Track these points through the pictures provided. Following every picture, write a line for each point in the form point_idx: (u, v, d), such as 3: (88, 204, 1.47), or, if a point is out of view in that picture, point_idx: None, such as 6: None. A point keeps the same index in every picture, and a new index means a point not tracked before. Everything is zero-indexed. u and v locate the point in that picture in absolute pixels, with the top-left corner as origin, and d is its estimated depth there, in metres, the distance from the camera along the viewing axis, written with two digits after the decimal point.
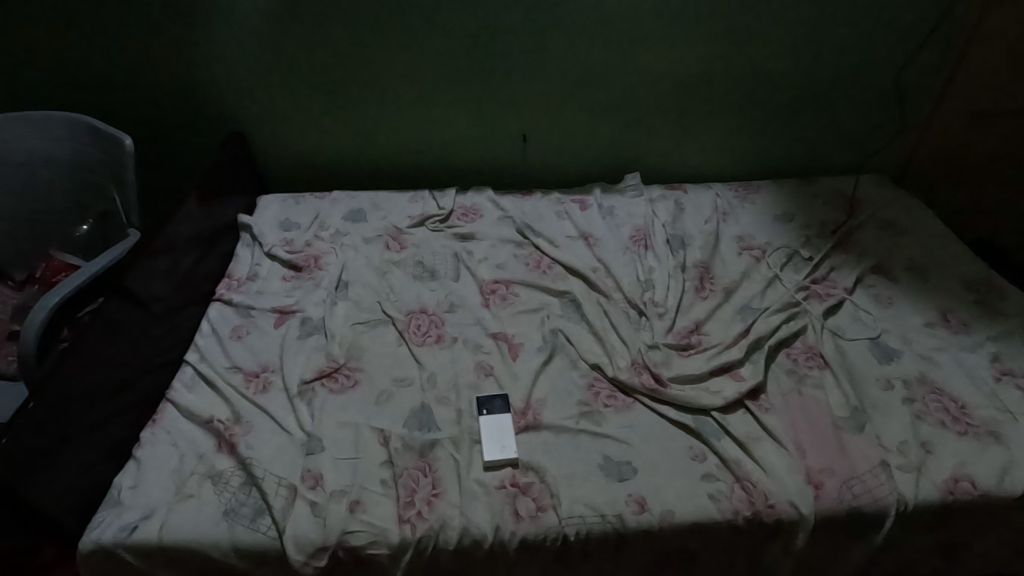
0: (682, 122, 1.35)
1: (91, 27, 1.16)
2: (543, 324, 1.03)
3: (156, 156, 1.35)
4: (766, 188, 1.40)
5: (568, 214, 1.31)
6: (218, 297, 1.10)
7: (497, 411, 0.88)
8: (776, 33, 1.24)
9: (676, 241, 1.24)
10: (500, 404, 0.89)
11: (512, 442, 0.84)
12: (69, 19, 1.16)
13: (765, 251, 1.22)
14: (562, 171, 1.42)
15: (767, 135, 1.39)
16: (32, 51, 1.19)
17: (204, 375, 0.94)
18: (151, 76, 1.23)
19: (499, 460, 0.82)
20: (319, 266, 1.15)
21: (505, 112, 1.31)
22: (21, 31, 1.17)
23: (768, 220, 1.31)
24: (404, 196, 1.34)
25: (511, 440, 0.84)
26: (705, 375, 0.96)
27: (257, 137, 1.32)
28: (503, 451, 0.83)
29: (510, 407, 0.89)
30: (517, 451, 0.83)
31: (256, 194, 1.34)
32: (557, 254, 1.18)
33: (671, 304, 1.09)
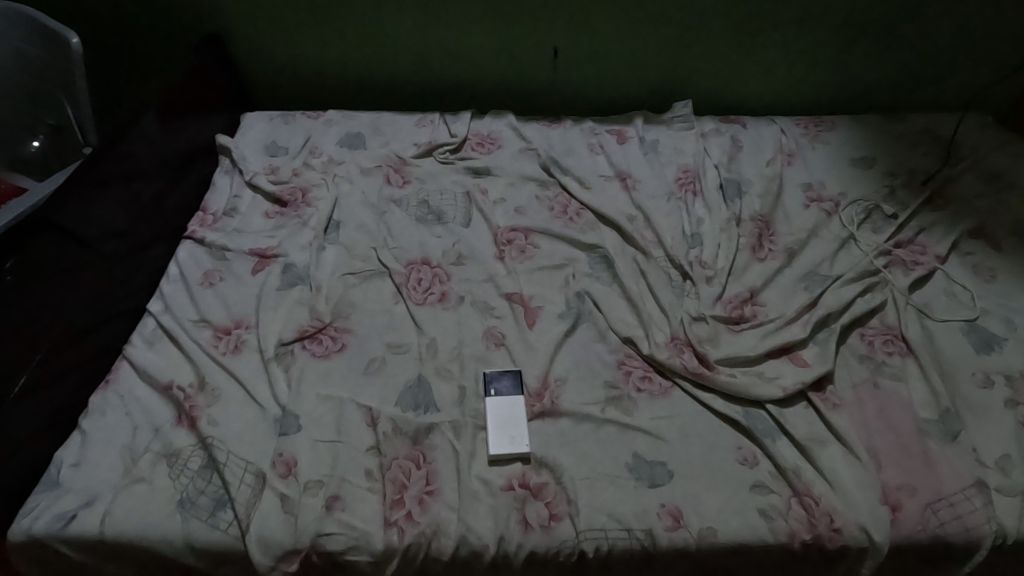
0: (748, 38, 1.11)
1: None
2: (566, 285, 0.87)
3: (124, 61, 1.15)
4: (843, 125, 1.16)
5: (602, 148, 1.11)
6: (189, 233, 0.94)
7: (506, 393, 0.73)
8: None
9: (730, 187, 1.04)
10: (510, 384, 0.74)
11: (522, 432, 0.70)
12: None
13: (838, 204, 1.01)
14: (598, 96, 1.20)
15: (852, 58, 1.14)
16: None
17: (167, 329, 0.80)
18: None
19: (506, 457, 0.68)
20: (307, 201, 0.98)
21: (533, 20, 1.08)
22: None
23: (844, 165, 1.09)
24: (410, 120, 1.14)
25: (522, 431, 0.70)
26: (760, 357, 0.80)
27: (238, 41, 1.12)
28: (511, 445, 0.69)
29: (522, 387, 0.74)
30: (529, 444, 0.69)
31: (239, 112, 1.15)
32: (587, 197, 0.99)
33: (721, 266, 0.91)
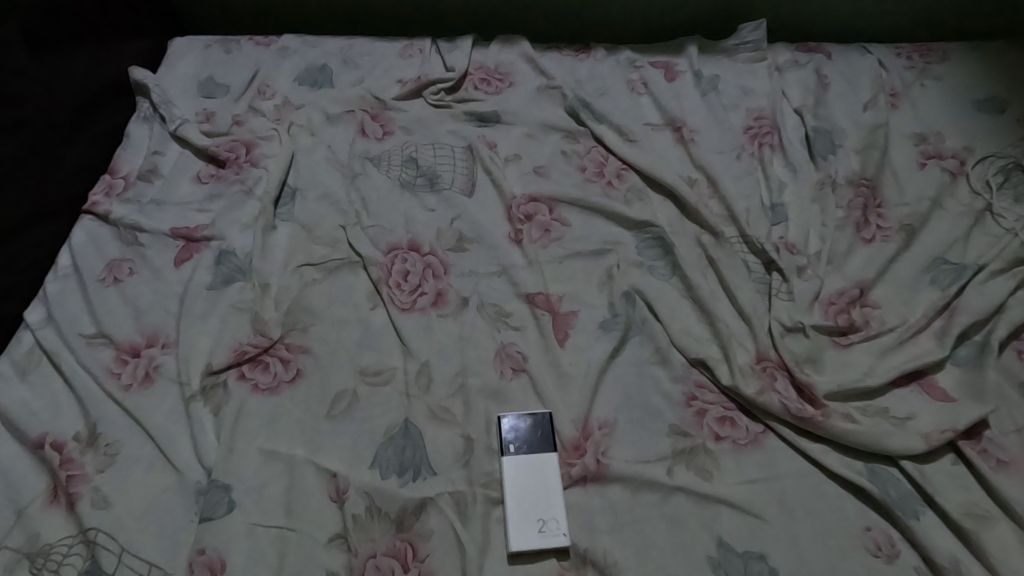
0: None
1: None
2: (609, 280, 0.63)
3: None
4: (958, 54, 0.89)
5: (646, 86, 0.84)
6: (89, 206, 0.69)
7: (533, 450, 0.52)
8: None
9: (820, 139, 0.78)
10: (538, 436, 0.52)
11: (557, 514, 0.49)
12: None
13: (964, 163, 0.76)
14: (640, 16, 0.92)
15: None
16: None
17: (50, 351, 0.57)
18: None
19: (535, 552, 0.48)
20: (253, 160, 0.72)
21: None
22: None
23: (965, 109, 0.82)
24: (392, 48, 0.86)
25: (558, 513, 0.49)
26: (883, 387, 0.57)
27: None
28: (541, 536, 0.48)
29: (555, 438, 0.53)
30: (568, 532, 0.49)
31: (164, 37, 0.87)
32: (632, 154, 0.74)
33: (816, 252, 0.67)
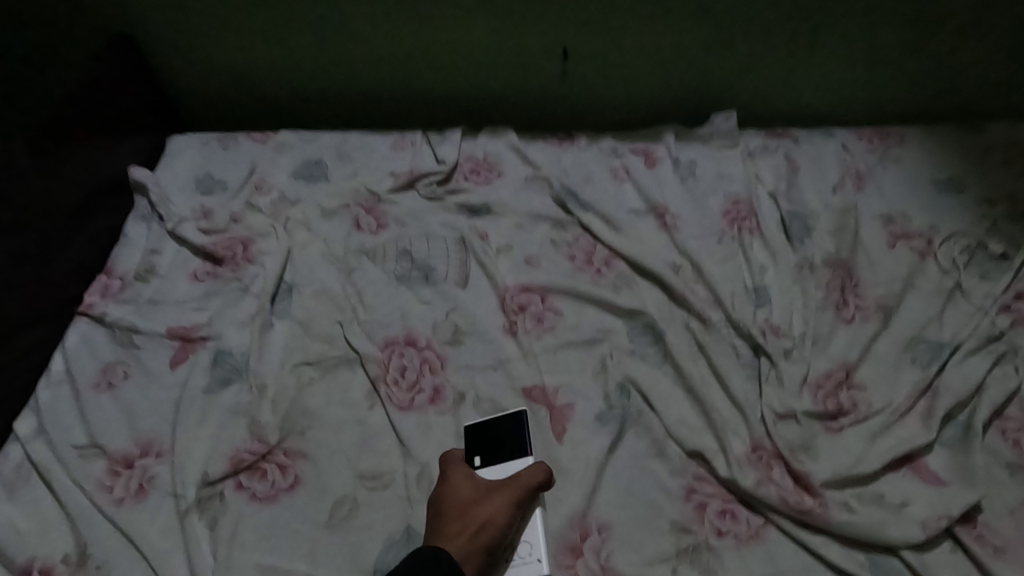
0: (803, 34, 0.90)
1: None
2: (604, 371, 0.64)
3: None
4: (914, 139, 0.96)
5: (628, 174, 0.88)
6: (84, 308, 0.69)
7: (509, 463, 0.54)
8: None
9: (794, 223, 0.82)
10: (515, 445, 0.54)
11: (533, 544, 0.50)
12: None
13: (930, 241, 0.81)
14: (619, 107, 0.98)
15: (925, 55, 0.93)
16: None
17: (38, 465, 0.56)
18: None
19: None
20: (249, 257, 0.74)
21: (536, 15, 0.86)
22: None
23: (925, 190, 0.88)
24: (384, 141, 0.90)
25: (531, 544, 0.51)
26: (878, 471, 0.58)
27: (158, 36, 0.87)
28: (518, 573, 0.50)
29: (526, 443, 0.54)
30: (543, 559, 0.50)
31: (164, 135, 0.90)
32: (620, 242, 0.77)
33: (800, 334, 0.70)
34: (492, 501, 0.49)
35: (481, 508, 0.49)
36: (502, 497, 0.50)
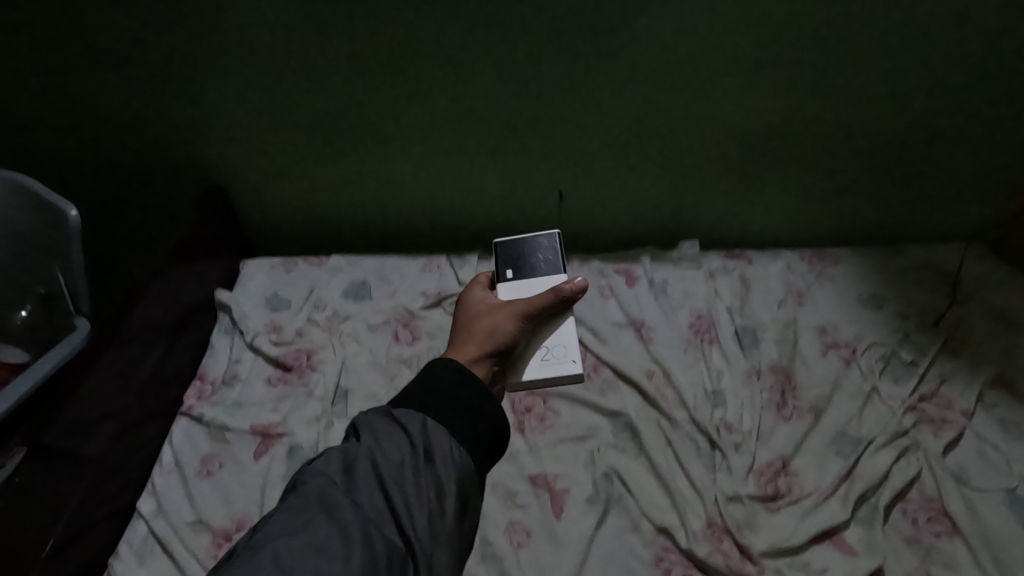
0: (749, 181, 1.13)
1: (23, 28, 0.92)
2: (592, 462, 0.82)
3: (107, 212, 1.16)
4: (847, 259, 1.17)
5: (613, 292, 1.09)
6: (185, 409, 0.88)
7: (542, 275, 0.84)
8: (886, 67, 0.98)
9: (745, 335, 1.02)
10: (546, 254, 0.86)
11: (567, 346, 0.77)
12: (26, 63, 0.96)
13: (855, 351, 1.00)
14: (604, 232, 1.21)
15: (849, 196, 1.16)
16: None
17: (160, 537, 0.74)
18: (110, 107, 1.01)
19: (564, 376, 0.75)
20: (312, 365, 0.94)
21: (538, 169, 1.10)
22: None
23: (854, 305, 1.08)
24: (416, 264, 1.12)
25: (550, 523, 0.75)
26: (805, 543, 0.76)
27: (241, 185, 1.10)
28: (556, 356, 0.76)
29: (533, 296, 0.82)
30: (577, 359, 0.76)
31: (240, 259, 1.12)
32: (604, 353, 0.97)
33: (748, 429, 0.88)
34: (511, 305, 0.75)
35: (508, 305, 0.75)
36: (526, 302, 0.75)
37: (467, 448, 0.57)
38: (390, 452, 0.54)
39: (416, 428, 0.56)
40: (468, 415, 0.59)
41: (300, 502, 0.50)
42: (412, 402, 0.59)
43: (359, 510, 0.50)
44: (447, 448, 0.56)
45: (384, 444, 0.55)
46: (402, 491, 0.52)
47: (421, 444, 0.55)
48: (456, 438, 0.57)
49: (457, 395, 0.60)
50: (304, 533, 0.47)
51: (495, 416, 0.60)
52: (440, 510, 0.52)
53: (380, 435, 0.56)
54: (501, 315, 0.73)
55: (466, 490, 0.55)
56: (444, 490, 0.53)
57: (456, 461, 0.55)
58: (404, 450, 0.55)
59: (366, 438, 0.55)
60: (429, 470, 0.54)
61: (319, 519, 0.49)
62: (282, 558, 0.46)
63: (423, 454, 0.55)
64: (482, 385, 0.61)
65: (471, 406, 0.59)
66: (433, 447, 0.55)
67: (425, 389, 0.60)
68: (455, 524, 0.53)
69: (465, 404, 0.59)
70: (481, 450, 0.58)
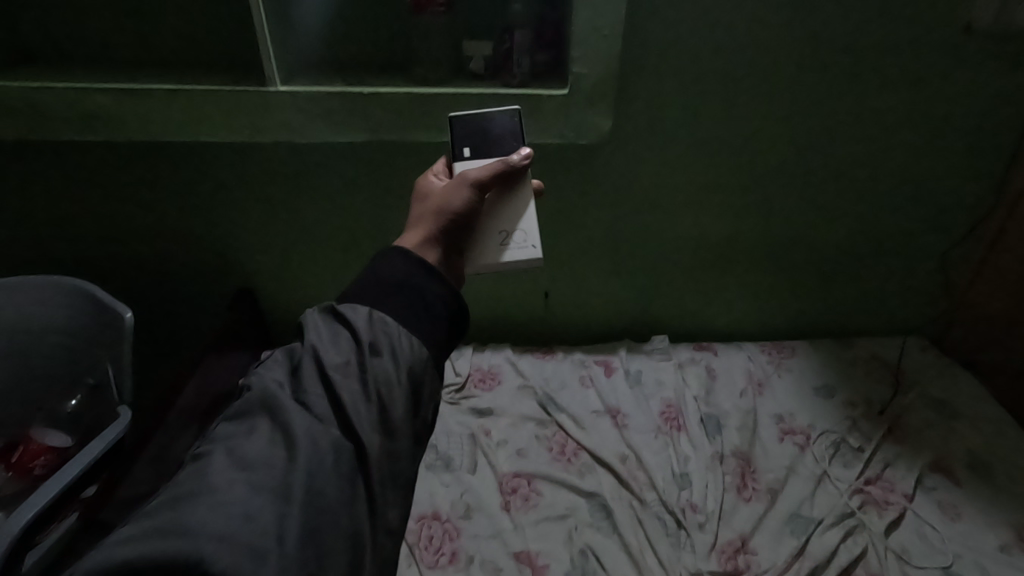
0: (710, 284, 1.30)
1: (93, 159, 1.08)
2: (570, 539, 0.93)
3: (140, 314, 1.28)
4: (803, 351, 1.31)
5: (592, 381, 1.22)
6: None
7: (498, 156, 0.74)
8: (816, 192, 1.18)
9: (710, 422, 1.14)
10: (505, 127, 0.75)
11: (529, 232, 0.70)
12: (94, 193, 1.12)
13: (809, 437, 1.12)
14: (586, 327, 1.35)
15: (800, 296, 1.32)
16: (47, 220, 1.15)
17: None
18: (155, 223, 1.16)
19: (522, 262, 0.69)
20: None
21: (526, 273, 1.27)
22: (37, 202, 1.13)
23: (809, 394, 1.21)
24: None
25: None
26: None
27: (267, 288, 1.26)
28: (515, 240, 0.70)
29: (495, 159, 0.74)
30: (535, 245, 0.70)
31: (261, 351, 1.27)
32: (583, 438, 1.08)
33: (711, 510, 0.98)
34: (467, 174, 0.68)
35: (462, 177, 0.67)
36: (481, 172, 0.68)
37: (423, 344, 0.51)
38: (333, 353, 0.50)
39: (363, 323, 0.51)
40: (423, 313, 0.53)
41: (244, 405, 0.48)
42: (360, 291, 0.54)
43: (301, 410, 0.47)
44: (396, 343, 0.50)
45: (327, 343, 0.51)
46: (347, 385, 0.49)
47: (366, 338, 0.50)
48: (409, 331, 0.51)
49: (411, 283, 0.54)
50: (245, 438, 0.46)
51: (451, 307, 0.55)
52: (391, 404, 0.49)
53: (324, 334, 0.51)
54: (455, 195, 0.66)
55: (420, 383, 0.51)
56: (392, 383, 0.49)
57: (407, 353, 0.50)
58: (349, 349, 0.50)
59: (307, 342, 0.51)
60: (374, 363, 0.50)
61: (262, 424, 0.47)
62: (224, 464, 0.44)
63: (367, 347, 0.50)
64: (439, 275, 0.55)
65: (424, 297, 0.53)
66: (378, 339, 0.50)
67: (373, 276, 0.54)
68: (409, 416, 0.50)
69: (413, 296, 0.53)
70: (438, 334, 0.53)
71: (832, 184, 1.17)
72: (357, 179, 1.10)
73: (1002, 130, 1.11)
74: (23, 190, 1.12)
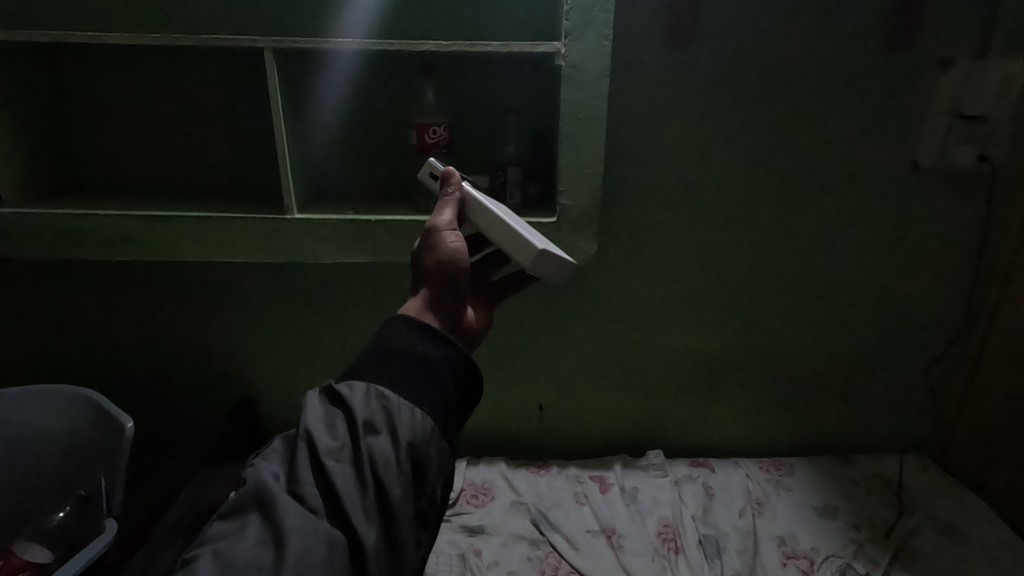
0: (703, 398, 1.31)
1: (120, 276, 1.17)
2: None
3: (138, 424, 1.30)
4: (801, 468, 1.29)
5: (587, 498, 1.20)
6: None
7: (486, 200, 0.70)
8: (796, 310, 1.24)
9: (709, 544, 1.10)
10: None
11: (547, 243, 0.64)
12: (110, 305, 1.19)
13: (812, 561, 1.07)
14: (581, 441, 1.35)
15: (794, 412, 1.33)
16: (64, 331, 1.21)
17: None
18: (168, 335, 1.22)
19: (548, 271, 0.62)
20: None
21: (521, 386, 1.30)
22: (58, 314, 1.20)
23: (810, 514, 1.17)
24: None
25: None
26: None
27: (267, 398, 1.28)
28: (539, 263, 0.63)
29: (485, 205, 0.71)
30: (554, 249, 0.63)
31: None
32: (576, 561, 1.05)
33: None
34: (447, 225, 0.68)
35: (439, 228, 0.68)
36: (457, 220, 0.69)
37: (424, 414, 0.53)
38: (328, 438, 0.52)
39: (359, 399, 0.53)
40: (428, 382, 0.55)
41: (239, 500, 0.50)
42: (360, 369, 0.56)
43: (295, 500, 0.49)
44: (393, 419, 0.52)
45: (322, 427, 0.52)
46: (342, 469, 0.50)
47: (361, 417, 0.52)
48: (410, 401, 0.53)
49: (415, 352, 0.56)
50: (237, 537, 0.48)
51: (458, 373, 0.57)
52: (387, 485, 0.50)
53: (319, 418, 0.53)
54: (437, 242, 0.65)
55: (419, 459, 0.52)
56: (390, 463, 0.51)
57: (404, 427, 0.52)
58: (343, 432, 0.52)
59: (301, 428, 0.52)
60: (370, 442, 0.51)
61: (255, 519, 0.49)
62: (217, 564, 0.46)
63: (363, 426, 0.52)
64: (445, 339, 0.57)
65: (430, 363, 0.55)
66: (374, 417, 0.52)
67: (375, 351, 0.57)
68: (405, 495, 0.51)
69: (417, 366, 0.55)
70: (447, 401, 0.55)
71: (811, 302, 1.23)
72: (364, 294, 1.19)
73: (962, 256, 1.19)
74: (49, 300, 1.19)
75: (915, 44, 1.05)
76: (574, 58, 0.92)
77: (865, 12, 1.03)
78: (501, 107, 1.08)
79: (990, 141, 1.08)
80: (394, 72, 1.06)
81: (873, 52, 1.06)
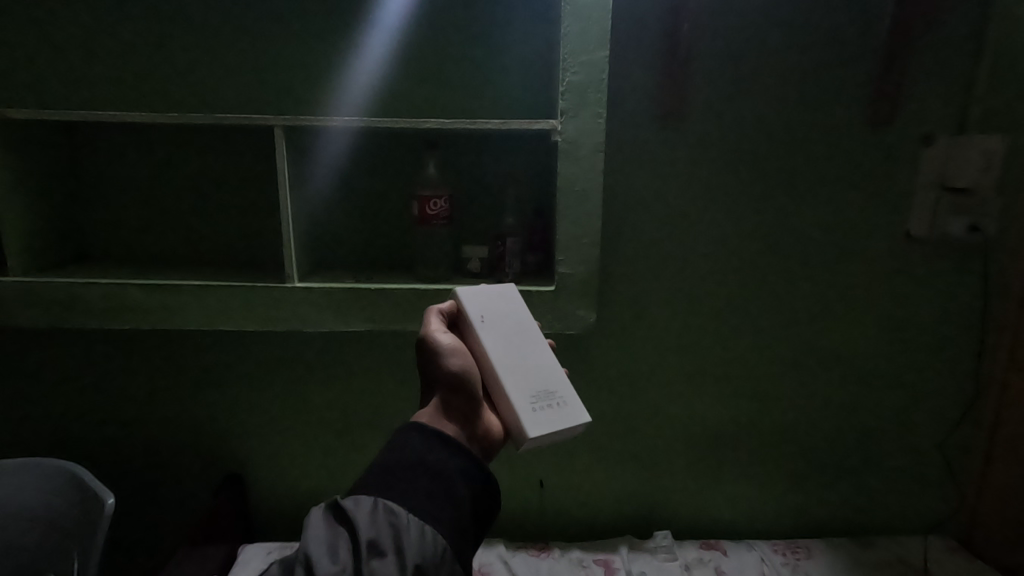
0: (710, 473, 1.26)
1: (117, 346, 1.17)
2: None
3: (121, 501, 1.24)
4: (820, 551, 1.21)
5: None
6: None
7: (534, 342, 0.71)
8: (800, 380, 1.21)
9: None
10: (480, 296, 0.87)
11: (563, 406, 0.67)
12: (104, 376, 1.18)
13: None
14: (585, 521, 1.28)
15: (806, 488, 1.27)
16: (55, 403, 1.19)
17: None
18: (160, 406, 1.19)
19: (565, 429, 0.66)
20: None
21: (521, 462, 1.25)
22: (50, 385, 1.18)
23: None
24: None
25: None
26: None
27: (257, 472, 1.23)
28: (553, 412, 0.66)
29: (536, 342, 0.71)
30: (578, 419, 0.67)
31: (239, 542, 1.19)
32: None
33: None
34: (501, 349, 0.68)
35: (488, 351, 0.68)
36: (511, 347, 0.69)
37: (434, 531, 0.53)
38: (329, 562, 0.52)
39: (365, 518, 0.53)
40: (440, 495, 0.55)
41: None
42: (368, 484, 0.56)
43: None
44: (400, 539, 0.52)
45: (323, 550, 0.53)
46: None
47: (365, 537, 0.52)
48: (421, 519, 0.53)
49: (427, 463, 0.56)
50: None
51: (473, 484, 0.58)
52: None
53: (322, 541, 0.53)
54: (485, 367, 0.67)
55: None
56: None
57: (412, 548, 0.51)
58: (346, 555, 0.52)
59: (301, 550, 0.53)
60: (375, 565, 0.51)
61: None
62: None
63: (367, 547, 0.51)
64: (460, 450, 0.58)
65: (444, 475, 0.56)
66: (380, 537, 0.52)
67: (384, 463, 0.57)
68: None
69: (430, 478, 0.56)
70: (458, 516, 0.55)
71: (815, 372, 1.21)
72: (360, 362, 1.17)
73: (963, 323, 1.18)
74: (43, 372, 1.18)
75: (895, 120, 1.10)
76: (570, 133, 0.96)
77: (845, 91, 1.09)
78: (500, 180, 1.12)
79: (978, 212, 1.08)
80: (399, 149, 1.11)
81: (857, 127, 1.10)
